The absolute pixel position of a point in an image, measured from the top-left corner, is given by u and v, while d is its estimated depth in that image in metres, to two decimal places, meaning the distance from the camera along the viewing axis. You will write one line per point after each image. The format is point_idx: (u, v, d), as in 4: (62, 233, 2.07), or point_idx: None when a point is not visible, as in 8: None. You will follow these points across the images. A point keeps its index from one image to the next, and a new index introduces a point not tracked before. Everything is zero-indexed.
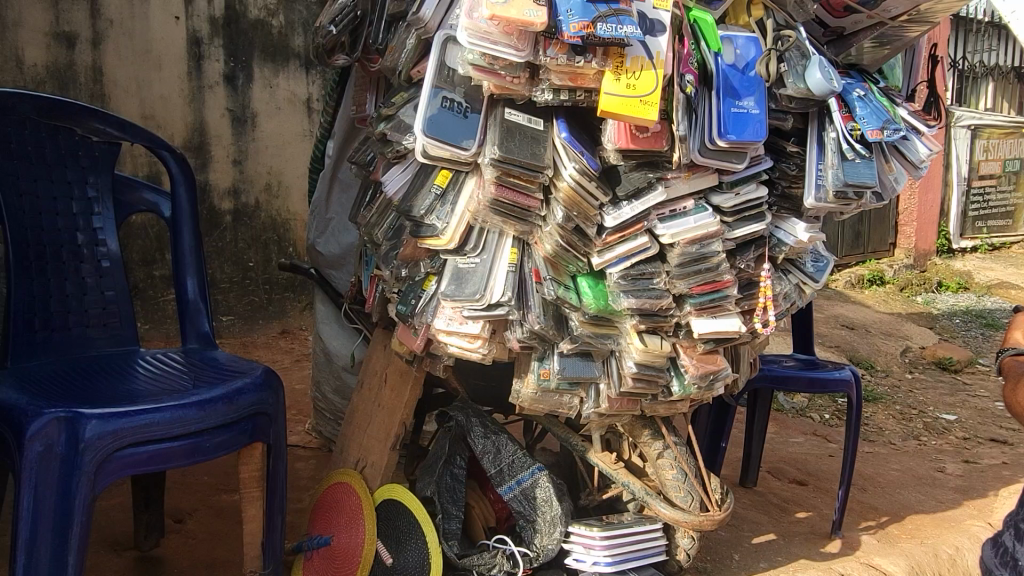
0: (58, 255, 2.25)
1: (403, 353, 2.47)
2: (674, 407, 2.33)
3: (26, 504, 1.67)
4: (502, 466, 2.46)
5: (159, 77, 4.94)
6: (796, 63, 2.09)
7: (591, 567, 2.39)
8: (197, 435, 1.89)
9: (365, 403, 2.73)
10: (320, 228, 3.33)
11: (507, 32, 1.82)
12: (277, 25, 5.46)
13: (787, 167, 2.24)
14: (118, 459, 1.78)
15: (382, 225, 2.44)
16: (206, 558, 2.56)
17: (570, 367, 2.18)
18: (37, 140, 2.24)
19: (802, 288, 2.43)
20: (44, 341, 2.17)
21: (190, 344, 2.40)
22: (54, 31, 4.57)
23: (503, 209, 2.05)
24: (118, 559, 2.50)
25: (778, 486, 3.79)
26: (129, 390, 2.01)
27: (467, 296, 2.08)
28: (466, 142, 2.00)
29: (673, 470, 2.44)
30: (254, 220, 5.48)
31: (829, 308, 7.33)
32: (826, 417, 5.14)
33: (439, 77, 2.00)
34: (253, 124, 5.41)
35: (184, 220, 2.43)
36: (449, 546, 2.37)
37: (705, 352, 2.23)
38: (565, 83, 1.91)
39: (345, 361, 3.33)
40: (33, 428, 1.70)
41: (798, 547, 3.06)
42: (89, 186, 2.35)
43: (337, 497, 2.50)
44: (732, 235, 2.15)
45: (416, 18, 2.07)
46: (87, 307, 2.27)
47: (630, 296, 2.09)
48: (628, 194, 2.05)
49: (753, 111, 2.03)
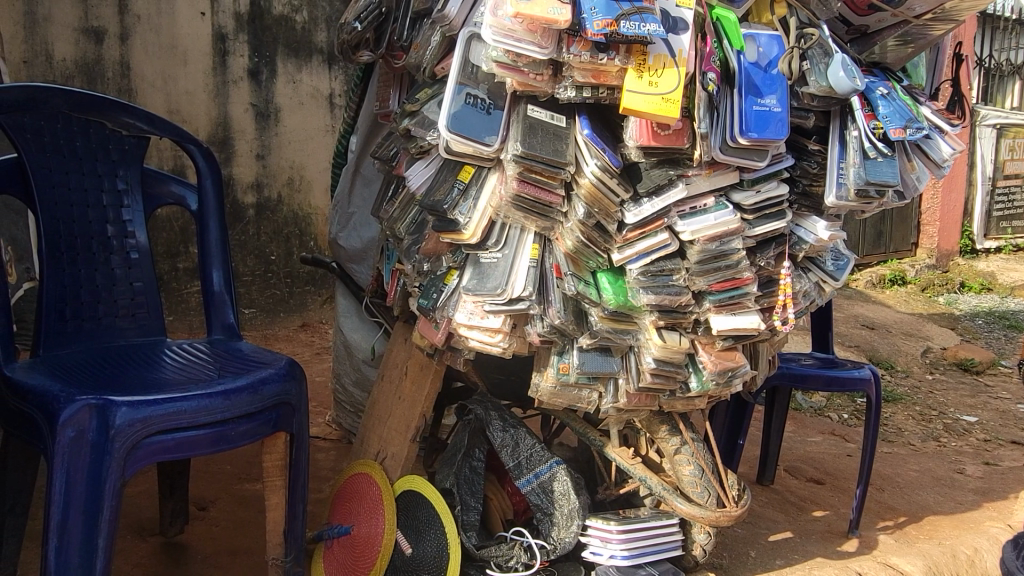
0: (89, 246, 2.30)
1: (424, 346, 2.50)
2: (691, 403, 2.35)
3: (59, 488, 1.72)
4: (520, 459, 2.49)
5: (184, 72, 5.01)
6: (818, 61, 2.10)
7: (607, 560, 2.42)
8: (223, 423, 1.94)
9: (385, 395, 2.78)
10: (341, 222, 3.37)
11: (531, 29, 1.83)
12: (301, 21, 5.51)
13: (809, 164, 2.23)
14: (147, 446, 1.83)
15: (404, 219, 2.50)
16: (228, 545, 2.61)
17: (589, 362, 2.20)
18: (69, 133, 2.29)
19: (822, 286, 2.44)
20: (75, 330, 2.22)
21: (216, 334, 2.45)
22: (83, 27, 4.65)
23: (525, 205, 2.08)
24: (143, 544, 2.56)
25: (795, 485, 3.79)
26: (157, 379, 2.06)
27: (489, 290, 2.11)
28: (489, 138, 2.03)
29: (690, 466, 2.44)
30: (276, 214, 5.54)
31: (849, 307, 7.30)
32: (845, 417, 5.10)
33: (463, 74, 2.03)
34: (276, 119, 5.47)
35: (210, 213, 2.48)
36: (467, 538, 2.39)
37: (723, 349, 2.25)
38: (588, 80, 1.93)
39: (366, 354, 3.37)
40: (66, 414, 1.75)
41: (814, 546, 3.07)
42: (119, 179, 2.40)
43: (358, 488, 2.55)
44: (753, 233, 2.15)
45: (441, 16, 2.10)
46: (116, 298, 2.33)
47: (649, 292, 2.11)
48: (648, 190, 2.06)
49: (776, 109, 2.03)
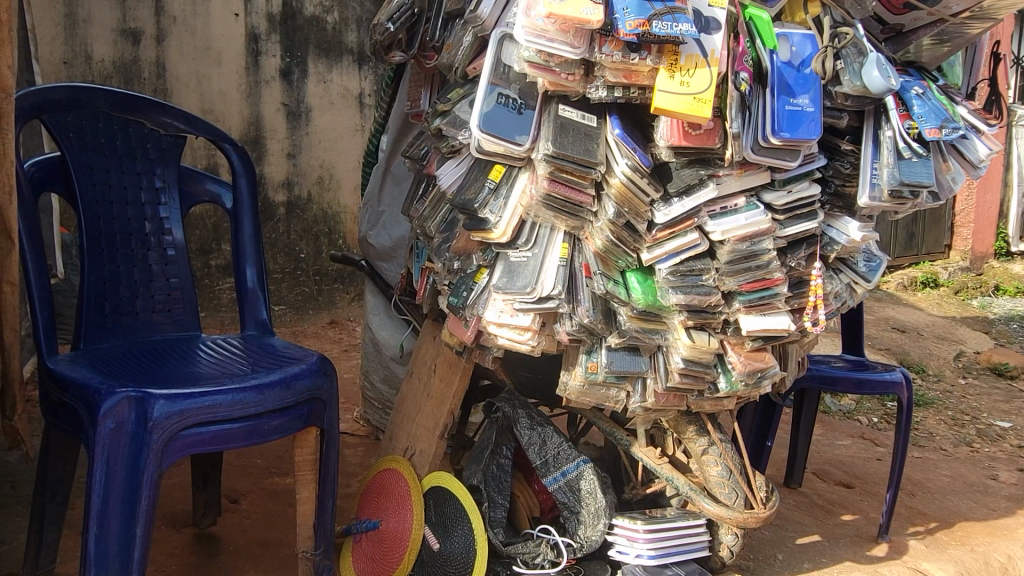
0: (127, 242, 2.35)
1: (454, 344, 2.52)
2: (719, 404, 2.34)
3: (99, 478, 1.76)
4: (548, 458, 2.50)
5: (218, 72, 5.10)
6: (853, 60, 2.07)
7: (633, 559, 2.42)
8: (256, 417, 1.97)
9: (415, 392, 2.81)
10: (372, 220, 3.41)
11: (564, 29, 1.84)
12: (331, 21, 5.57)
13: (842, 164, 2.21)
14: (183, 438, 1.87)
15: (435, 218, 2.52)
16: (259, 537, 2.66)
17: (617, 360, 2.20)
18: (109, 132, 2.34)
19: (854, 288, 2.42)
20: (114, 325, 2.28)
21: (249, 330, 2.50)
22: (121, 28, 4.74)
23: (556, 205, 2.09)
24: (177, 535, 2.61)
25: (823, 489, 3.75)
26: (192, 373, 2.10)
27: (519, 288, 2.13)
28: (520, 138, 2.04)
29: (718, 466, 2.44)
30: (306, 212, 5.61)
31: (880, 310, 7.20)
32: (875, 420, 5.04)
33: (494, 74, 2.05)
34: (307, 118, 5.53)
35: (244, 211, 2.53)
36: (494, 534, 2.42)
37: (753, 349, 2.24)
38: (620, 80, 1.94)
39: (394, 351, 3.40)
40: (106, 406, 1.79)
41: (842, 549, 3.04)
42: (157, 177, 2.45)
43: (386, 483, 2.57)
44: (784, 234, 2.14)
45: (474, 16, 2.12)
46: (153, 293, 2.38)
47: (679, 292, 2.11)
48: (679, 191, 2.06)
49: (809, 109, 2.02)
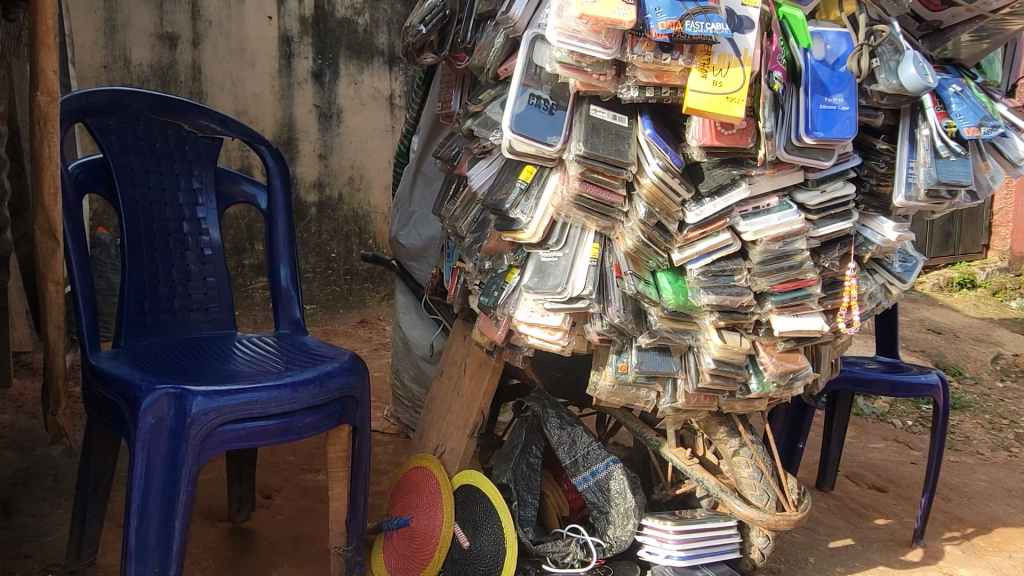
0: (166, 242, 2.40)
1: (484, 343, 2.54)
2: (751, 404, 2.33)
3: (139, 473, 1.81)
4: (577, 457, 2.50)
5: (252, 74, 5.18)
6: (889, 58, 2.04)
7: (663, 560, 2.41)
8: (290, 414, 2.01)
9: (445, 391, 2.84)
10: (402, 221, 3.44)
11: (595, 30, 1.85)
12: (363, 23, 5.63)
13: (877, 164, 2.18)
14: (220, 434, 1.90)
15: (466, 217, 2.54)
16: (292, 533, 2.70)
17: (648, 361, 2.20)
18: (149, 134, 2.39)
19: (888, 288, 2.39)
20: (153, 323, 2.33)
21: (283, 328, 2.54)
22: (159, 32, 4.84)
23: (587, 205, 2.09)
24: (213, 529, 2.66)
25: (856, 492, 3.70)
26: (229, 370, 2.14)
27: (550, 288, 2.14)
28: (552, 138, 2.05)
29: (749, 468, 2.42)
30: (337, 213, 5.68)
31: (914, 311, 7.09)
32: (909, 423, 4.96)
33: (527, 75, 2.06)
34: (339, 119, 5.60)
35: (279, 212, 2.57)
36: (523, 532, 2.44)
37: (785, 350, 2.22)
38: (651, 80, 1.93)
39: (424, 350, 3.43)
40: (146, 402, 1.83)
41: (876, 554, 3.00)
42: (195, 178, 2.50)
43: (416, 481, 2.60)
44: (817, 234, 2.12)
45: (505, 17, 2.14)
46: (191, 292, 2.44)
47: (710, 292, 2.11)
48: (710, 190, 2.05)
49: (844, 108, 2.00)
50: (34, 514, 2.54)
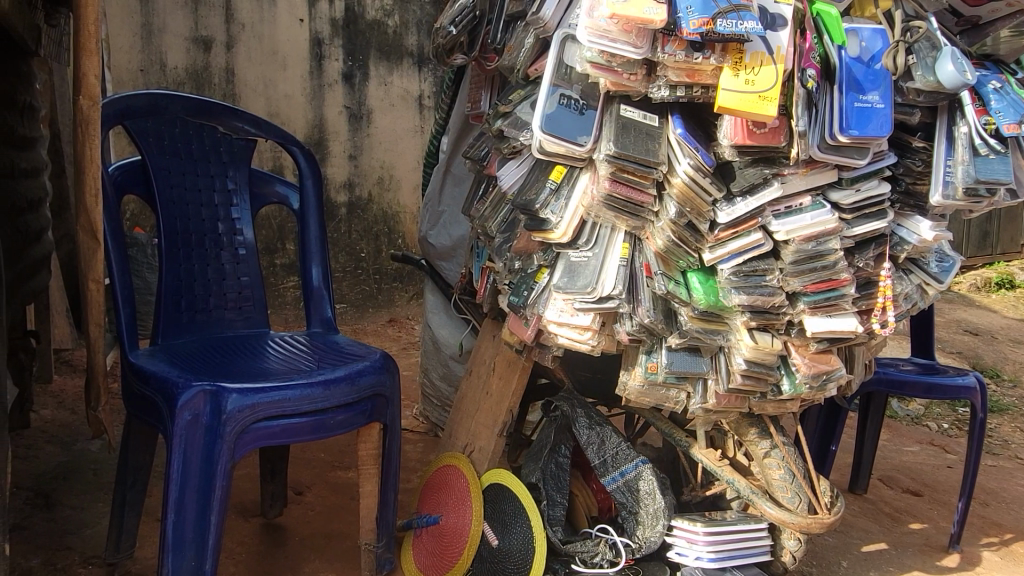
0: (202, 242, 2.44)
1: (513, 343, 2.55)
2: (783, 405, 2.31)
3: (176, 468, 1.85)
4: (606, 457, 2.50)
5: (284, 76, 5.26)
6: (926, 54, 2.00)
7: (692, 562, 2.38)
8: (322, 411, 2.03)
9: (473, 390, 2.85)
10: (432, 221, 3.47)
11: (626, 30, 1.85)
12: (392, 25, 5.68)
13: (913, 162, 2.15)
14: (254, 431, 1.94)
15: (495, 217, 2.56)
16: (323, 529, 2.74)
17: (678, 361, 2.19)
18: (185, 137, 2.44)
19: (925, 288, 2.35)
20: (189, 322, 2.37)
21: (315, 327, 2.57)
22: (193, 36, 4.93)
23: (617, 205, 2.09)
24: (247, 524, 2.71)
25: (890, 496, 3.64)
26: (262, 368, 2.18)
27: (579, 288, 2.14)
28: (582, 138, 2.05)
29: (780, 470, 2.38)
30: (366, 213, 5.73)
31: (950, 312, 6.97)
32: (945, 427, 4.86)
33: (557, 75, 2.07)
34: (368, 120, 5.64)
35: (311, 212, 2.60)
36: (552, 531, 2.45)
37: (818, 351, 2.19)
38: (682, 79, 1.93)
39: (453, 350, 3.45)
40: (183, 399, 1.87)
41: (911, 559, 2.95)
42: (230, 179, 2.54)
43: (445, 480, 2.62)
44: (851, 233, 2.09)
45: (536, 18, 2.14)
46: (225, 290, 2.48)
47: (741, 292, 2.08)
48: (742, 190, 2.03)
49: (879, 105, 1.97)
50: (74, 507, 2.61)
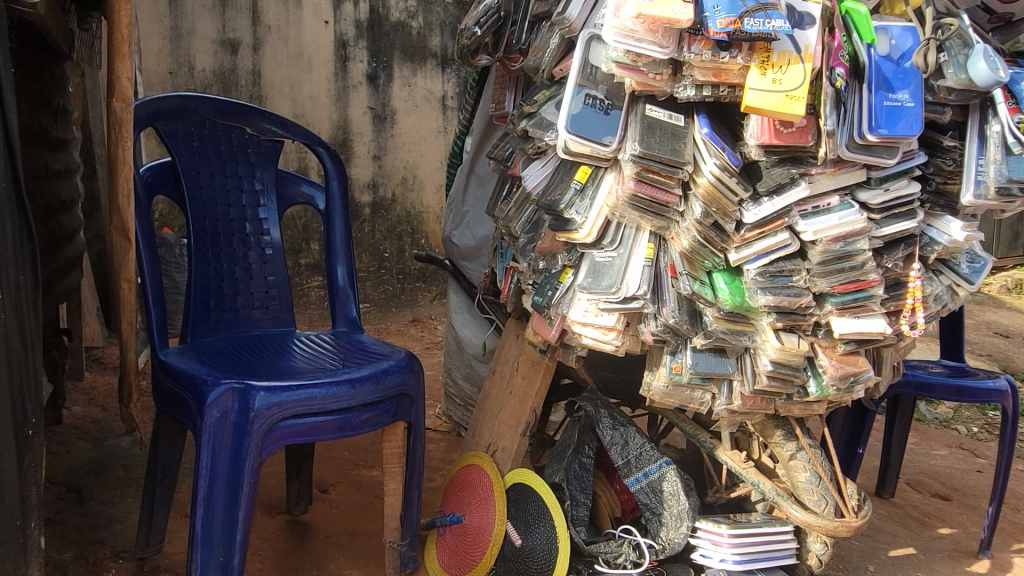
0: (230, 242, 2.48)
1: (537, 343, 2.56)
2: (809, 408, 2.29)
3: (205, 465, 1.87)
4: (630, 458, 2.49)
5: (309, 78, 5.31)
6: (957, 52, 1.96)
7: (717, 563, 2.35)
8: (347, 410, 2.05)
9: (497, 389, 2.86)
10: (455, 221, 3.48)
11: (652, 29, 1.84)
12: (416, 26, 5.70)
13: (944, 161, 2.11)
14: (281, 428, 1.96)
15: (520, 218, 2.57)
16: (348, 526, 2.76)
17: (703, 362, 2.18)
18: (213, 138, 2.47)
19: (955, 290, 2.32)
20: (217, 320, 2.41)
21: (340, 326, 2.60)
22: (221, 39, 5.00)
23: (641, 206, 2.09)
24: (272, 521, 2.74)
25: (918, 500, 3.59)
26: (288, 367, 2.20)
27: (604, 288, 2.13)
28: (607, 138, 2.06)
29: (806, 472, 2.36)
30: (390, 213, 5.77)
31: (981, 314, 6.85)
32: (975, 430, 4.78)
33: (582, 76, 2.08)
34: (392, 121, 5.68)
35: (336, 213, 2.62)
36: (576, 532, 2.45)
37: (846, 353, 2.17)
38: (708, 79, 1.92)
39: (476, 349, 3.46)
40: (212, 396, 1.89)
41: (939, 564, 2.91)
42: (257, 179, 2.57)
43: (469, 479, 2.63)
44: (880, 233, 2.06)
45: (561, 18, 2.16)
46: (253, 291, 2.51)
47: (768, 293, 2.06)
48: (769, 190, 2.01)
49: (909, 104, 1.95)
50: (105, 502, 2.66)
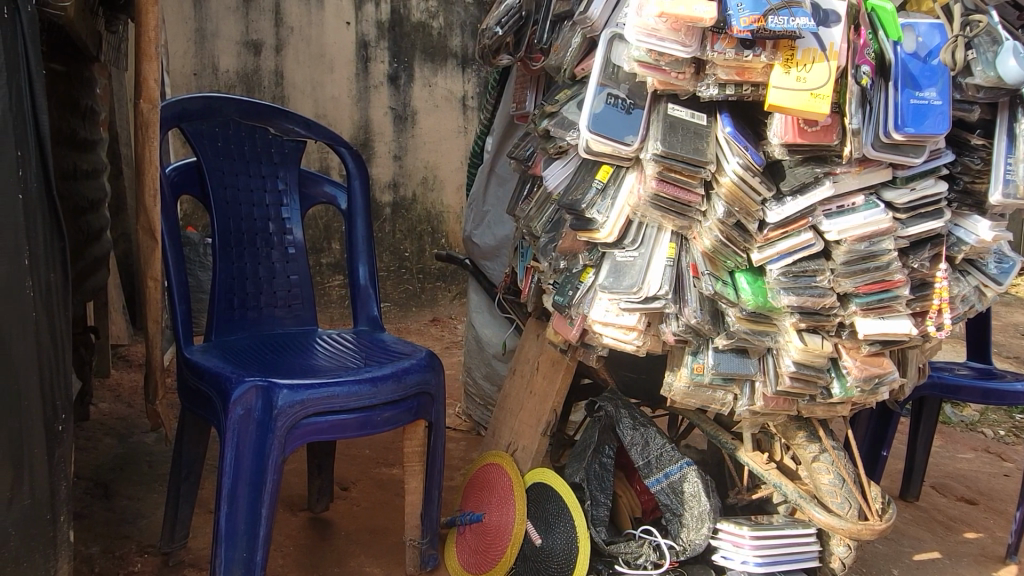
0: (253, 241, 2.50)
1: (558, 342, 2.56)
2: (833, 409, 2.26)
3: (229, 461, 1.90)
4: (650, 458, 2.48)
5: (331, 78, 5.34)
6: (986, 49, 1.93)
7: (739, 565, 2.32)
8: (369, 408, 2.06)
9: (517, 389, 2.87)
10: (476, 220, 3.49)
11: (675, 28, 1.84)
12: (437, 26, 5.72)
13: (971, 160, 2.08)
14: (304, 426, 1.97)
15: (540, 217, 2.57)
16: (368, 524, 2.78)
17: (725, 363, 2.16)
18: (238, 139, 2.50)
19: (983, 290, 2.28)
20: (241, 319, 2.44)
21: (361, 325, 2.61)
22: (244, 40, 5.05)
23: (663, 206, 2.08)
24: (294, 518, 2.76)
25: (943, 504, 3.54)
26: (311, 365, 2.22)
27: (625, 288, 2.13)
28: (629, 137, 2.05)
29: (829, 474, 2.33)
30: (410, 212, 5.80)
31: (1008, 316, 6.74)
32: (1002, 433, 4.70)
33: (604, 75, 2.08)
34: (413, 121, 5.70)
35: (358, 213, 2.64)
36: (596, 531, 2.46)
37: (870, 354, 2.15)
38: (731, 78, 1.90)
39: (497, 349, 3.47)
40: (236, 394, 1.92)
41: (965, 569, 2.87)
42: (280, 179, 2.59)
43: (489, 478, 2.63)
44: (905, 234, 2.04)
45: (582, 17, 2.15)
46: (276, 290, 2.53)
47: (791, 294, 2.05)
48: (792, 190, 1.99)
49: (936, 102, 1.91)
50: (131, 497, 2.70)
